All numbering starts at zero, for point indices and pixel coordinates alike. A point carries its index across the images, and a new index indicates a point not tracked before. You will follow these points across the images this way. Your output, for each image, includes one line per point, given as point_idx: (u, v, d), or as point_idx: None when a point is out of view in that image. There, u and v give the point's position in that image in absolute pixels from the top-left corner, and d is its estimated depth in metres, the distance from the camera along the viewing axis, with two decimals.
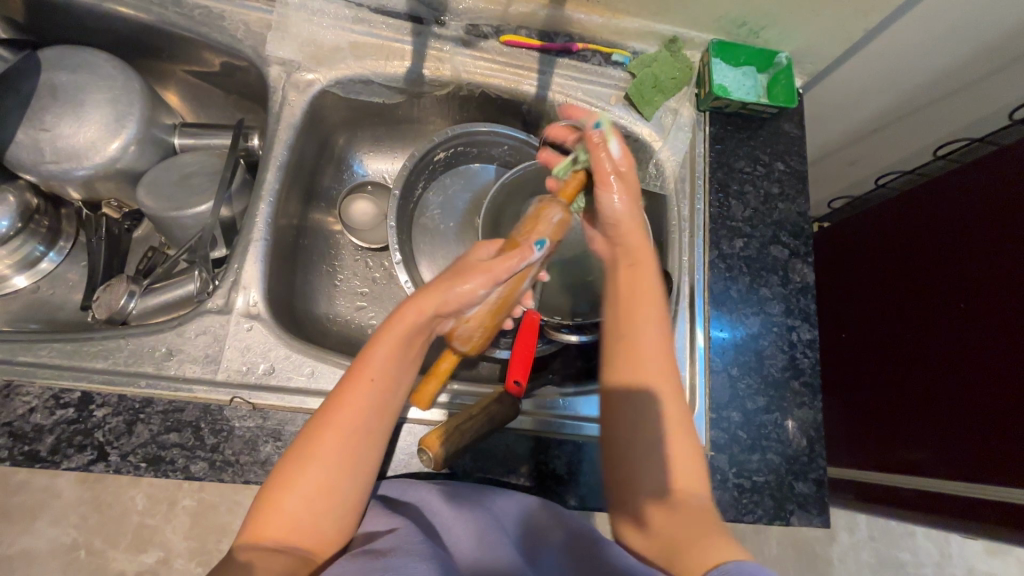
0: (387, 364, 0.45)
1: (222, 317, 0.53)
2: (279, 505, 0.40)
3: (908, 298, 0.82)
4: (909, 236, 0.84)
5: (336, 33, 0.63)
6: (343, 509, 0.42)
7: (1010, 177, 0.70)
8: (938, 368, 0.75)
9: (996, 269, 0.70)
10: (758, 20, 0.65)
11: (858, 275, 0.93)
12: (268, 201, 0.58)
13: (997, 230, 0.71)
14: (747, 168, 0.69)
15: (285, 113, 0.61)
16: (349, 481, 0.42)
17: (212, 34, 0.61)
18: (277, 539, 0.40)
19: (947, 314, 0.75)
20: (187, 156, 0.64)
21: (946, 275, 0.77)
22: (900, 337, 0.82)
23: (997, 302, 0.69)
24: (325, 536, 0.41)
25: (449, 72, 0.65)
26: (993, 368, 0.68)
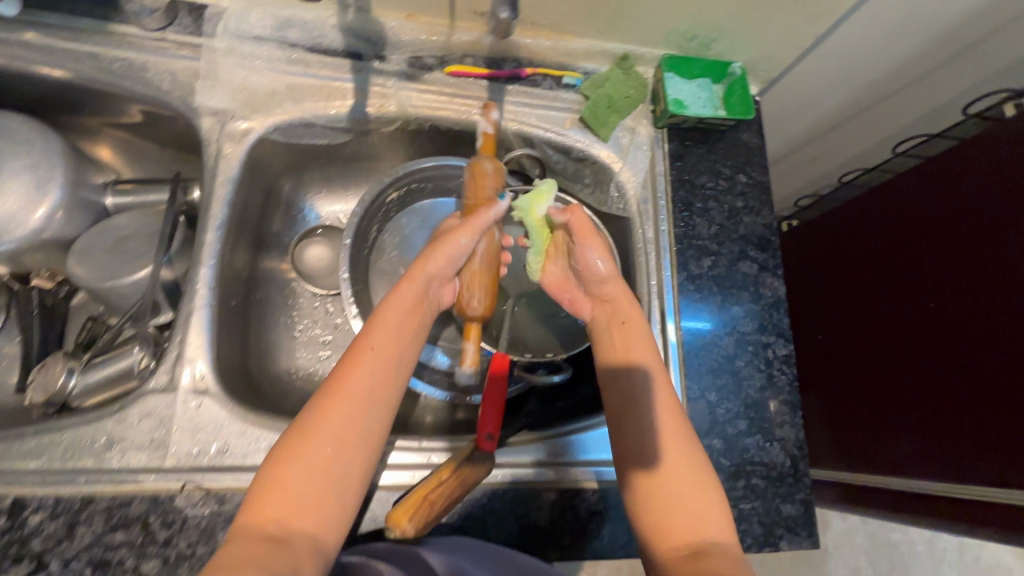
0: (388, 329, 0.46)
1: (166, 396, 0.49)
2: (283, 481, 0.38)
3: (890, 293, 0.80)
4: (889, 230, 0.82)
5: (271, 76, 0.59)
6: (349, 490, 0.40)
7: (980, 171, 0.70)
8: (928, 365, 0.73)
9: (970, 264, 0.70)
10: (708, 33, 0.64)
11: (836, 271, 0.91)
12: (210, 263, 0.54)
13: (982, 225, 0.69)
14: (710, 182, 0.68)
15: (220, 167, 0.57)
16: (358, 458, 0.41)
17: (135, 87, 0.57)
18: (279, 522, 0.37)
19: (935, 311, 0.73)
20: (121, 218, 0.60)
21: (930, 270, 0.74)
22: (885, 333, 0.80)
23: (987, 300, 0.67)
24: (330, 513, 0.38)
25: (395, 107, 0.62)
26: (985, 366, 0.66)
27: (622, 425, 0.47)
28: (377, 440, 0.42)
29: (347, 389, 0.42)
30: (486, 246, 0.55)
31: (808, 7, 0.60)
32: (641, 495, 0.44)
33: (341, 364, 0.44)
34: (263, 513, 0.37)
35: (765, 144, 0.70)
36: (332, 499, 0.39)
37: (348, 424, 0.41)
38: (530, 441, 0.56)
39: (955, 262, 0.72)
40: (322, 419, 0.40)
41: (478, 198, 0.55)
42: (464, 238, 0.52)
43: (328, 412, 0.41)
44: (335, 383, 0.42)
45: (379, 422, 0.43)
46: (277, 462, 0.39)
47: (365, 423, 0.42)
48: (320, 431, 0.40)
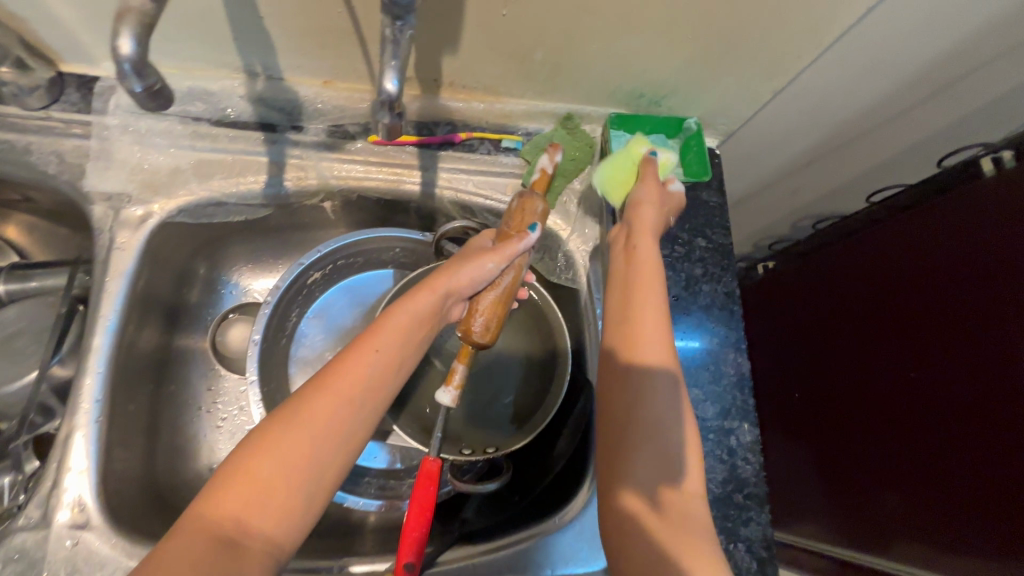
0: (393, 341, 0.44)
1: (38, 534, 0.43)
2: (253, 472, 0.36)
3: (875, 342, 0.75)
4: (870, 274, 0.77)
5: (174, 154, 0.54)
6: (318, 496, 0.38)
7: (962, 231, 0.65)
8: (919, 421, 0.68)
9: (953, 329, 0.65)
10: (656, 91, 0.59)
11: (818, 318, 0.86)
12: (98, 370, 0.48)
13: (965, 275, 0.64)
14: (664, 249, 0.62)
15: (114, 259, 0.51)
16: (333, 463, 0.39)
17: (18, 172, 0.51)
18: (236, 522, 0.35)
19: (922, 364, 0.68)
20: (12, 312, 0.55)
21: (915, 320, 0.69)
22: (871, 385, 0.75)
23: (976, 356, 0.62)
24: (287, 516, 0.36)
25: (315, 180, 0.57)
26: (979, 428, 0.61)
27: (644, 425, 0.43)
28: (358, 445, 0.40)
29: (340, 389, 0.40)
30: (514, 278, 0.50)
31: (759, 64, 0.55)
32: (666, 515, 0.40)
33: (342, 357, 0.42)
34: (220, 507, 0.35)
35: (727, 203, 0.64)
36: (298, 503, 0.37)
37: (332, 426, 0.39)
38: (462, 559, 0.49)
39: (937, 323, 0.67)
40: (307, 416, 0.38)
41: (513, 222, 0.50)
42: (491, 264, 0.49)
43: (314, 409, 0.39)
44: (331, 378, 0.40)
45: (366, 429, 0.41)
46: (250, 449, 0.37)
47: (351, 430, 0.40)
48: (303, 426, 0.38)
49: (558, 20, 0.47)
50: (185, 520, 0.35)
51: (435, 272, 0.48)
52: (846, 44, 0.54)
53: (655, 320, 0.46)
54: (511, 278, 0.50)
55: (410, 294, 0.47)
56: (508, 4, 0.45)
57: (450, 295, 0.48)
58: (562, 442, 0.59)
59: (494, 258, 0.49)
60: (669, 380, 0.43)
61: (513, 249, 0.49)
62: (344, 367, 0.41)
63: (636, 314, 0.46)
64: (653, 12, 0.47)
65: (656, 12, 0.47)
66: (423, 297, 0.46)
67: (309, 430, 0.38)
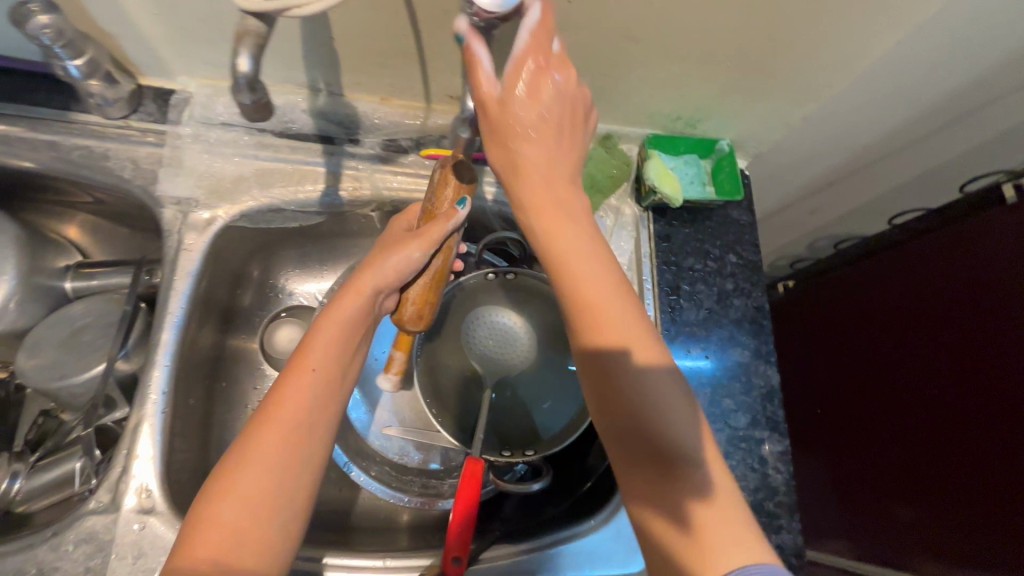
0: (330, 352, 0.45)
1: (107, 518, 0.45)
2: (214, 515, 0.37)
3: (893, 370, 0.78)
4: (885, 302, 0.80)
5: (239, 162, 0.57)
6: (290, 518, 0.39)
7: (983, 251, 0.67)
8: (934, 448, 0.70)
9: (976, 345, 0.66)
10: (692, 114, 0.62)
11: (838, 340, 0.89)
12: (164, 364, 0.51)
13: (975, 310, 0.67)
14: (697, 264, 0.65)
15: (181, 259, 0.54)
16: (296, 483, 0.40)
17: (95, 176, 0.55)
18: (215, 559, 0.36)
19: (936, 394, 0.71)
20: (78, 307, 0.58)
21: (929, 351, 0.72)
22: (892, 410, 0.77)
23: (989, 389, 0.64)
24: (265, 541, 0.38)
25: (369, 190, 0.60)
26: (991, 459, 0.64)
27: (626, 408, 0.39)
28: (315, 460, 0.42)
29: (285, 417, 0.41)
30: (442, 262, 0.50)
31: (792, 91, 0.58)
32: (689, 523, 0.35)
33: (281, 384, 0.43)
34: (197, 554, 0.36)
35: (755, 221, 0.68)
36: (271, 529, 0.38)
37: (286, 452, 0.40)
38: (505, 558, 0.53)
39: (962, 340, 0.68)
40: (261, 450, 0.39)
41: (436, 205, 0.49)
42: (418, 252, 0.48)
43: (266, 442, 0.40)
44: (276, 407, 0.41)
45: (319, 444, 0.42)
46: (212, 493, 0.38)
47: (304, 449, 0.41)
48: (258, 459, 0.39)
49: (607, 46, 0.51)
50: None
51: (359, 269, 0.49)
52: (876, 75, 0.57)
53: (597, 280, 0.40)
54: (439, 260, 0.50)
55: (335, 306, 0.48)
56: (562, 32, 0.49)
57: (379, 302, 0.49)
58: (591, 457, 0.61)
59: (420, 244, 0.48)
60: (646, 350, 0.39)
61: (441, 230, 0.48)
62: (284, 392, 0.42)
63: (588, 299, 0.39)
64: (697, 42, 0.50)
65: (699, 41, 0.50)
66: (352, 307, 0.47)
67: (266, 460, 0.39)
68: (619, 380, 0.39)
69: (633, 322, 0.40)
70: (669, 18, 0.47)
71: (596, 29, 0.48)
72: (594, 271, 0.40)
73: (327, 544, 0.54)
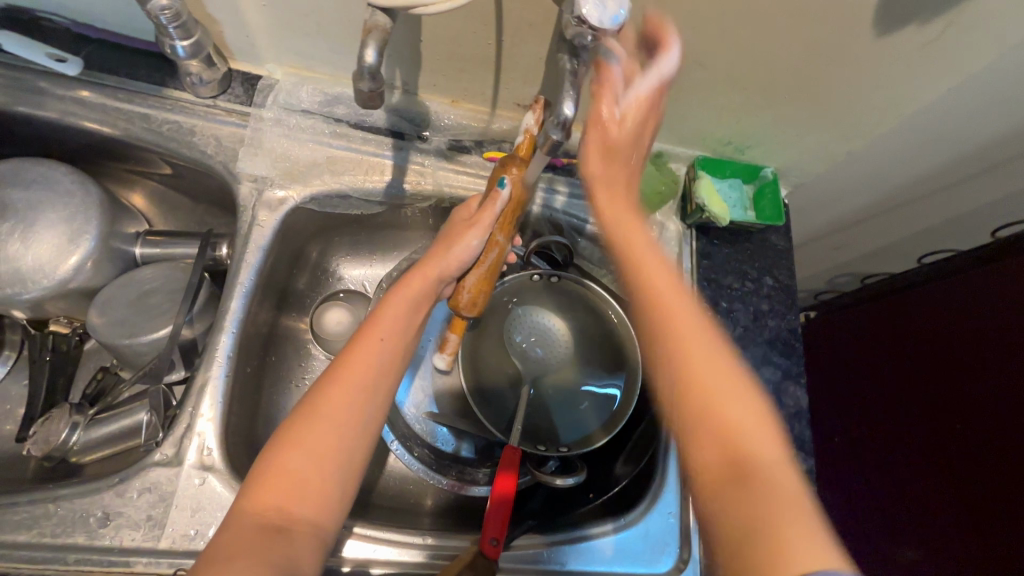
0: (395, 324, 0.48)
1: (170, 470, 0.48)
2: (282, 466, 0.40)
3: (894, 410, 0.78)
4: (886, 338, 0.82)
5: (314, 148, 0.61)
6: (346, 476, 0.42)
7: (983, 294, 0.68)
8: (930, 489, 0.72)
9: (980, 387, 0.67)
10: (743, 140, 0.65)
11: (841, 374, 0.89)
12: (230, 331, 0.54)
13: (979, 359, 0.68)
14: (735, 283, 0.67)
15: (254, 234, 0.57)
16: (354, 444, 0.42)
17: (181, 149, 0.58)
18: (278, 509, 0.39)
19: (935, 436, 0.72)
20: (147, 271, 0.60)
21: (932, 394, 0.73)
22: (890, 448, 0.78)
23: (987, 437, 0.65)
24: (326, 499, 0.40)
25: (431, 185, 0.63)
26: (982, 504, 0.65)
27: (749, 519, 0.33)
28: (373, 425, 0.44)
29: (349, 382, 0.44)
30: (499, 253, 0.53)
31: (840, 127, 0.61)
32: None
33: (350, 349, 0.46)
34: (263, 499, 0.39)
35: (792, 248, 0.69)
36: (329, 484, 0.40)
37: (348, 414, 0.43)
38: (539, 546, 0.55)
39: (964, 380, 0.69)
40: (326, 409, 0.42)
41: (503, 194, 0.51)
42: (476, 240, 0.52)
43: (331, 403, 0.42)
44: (343, 370, 0.44)
45: (378, 410, 0.44)
46: (279, 446, 0.41)
47: (363, 413, 0.43)
48: (326, 420, 0.42)
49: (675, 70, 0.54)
50: (231, 517, 0.39)
51: (428, 253, 0.52)
52: (923, 121, 0.60)
53: (700, 349, 0.40)
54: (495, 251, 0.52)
55: (404, 286, 0.50)
56: None
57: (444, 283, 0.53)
58: (620, 463, 0.64)
59: (479, 231, 0.51)
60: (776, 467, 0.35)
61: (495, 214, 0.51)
62: (355, 356, 0.45)
63: (670, 349, 0.41)
64: (759, 73, 0.54)
65: (761, 72, 0.54)
66: (419, 287, 0.50)
67: (329, 420, 0.42)
68: (724, 448, 0.36)
69: (737, 395, 0.38)
70: (738, 49, 0.51)
71: None
72: (688, 335, 0.41)
73: (366, 518, 0.56)
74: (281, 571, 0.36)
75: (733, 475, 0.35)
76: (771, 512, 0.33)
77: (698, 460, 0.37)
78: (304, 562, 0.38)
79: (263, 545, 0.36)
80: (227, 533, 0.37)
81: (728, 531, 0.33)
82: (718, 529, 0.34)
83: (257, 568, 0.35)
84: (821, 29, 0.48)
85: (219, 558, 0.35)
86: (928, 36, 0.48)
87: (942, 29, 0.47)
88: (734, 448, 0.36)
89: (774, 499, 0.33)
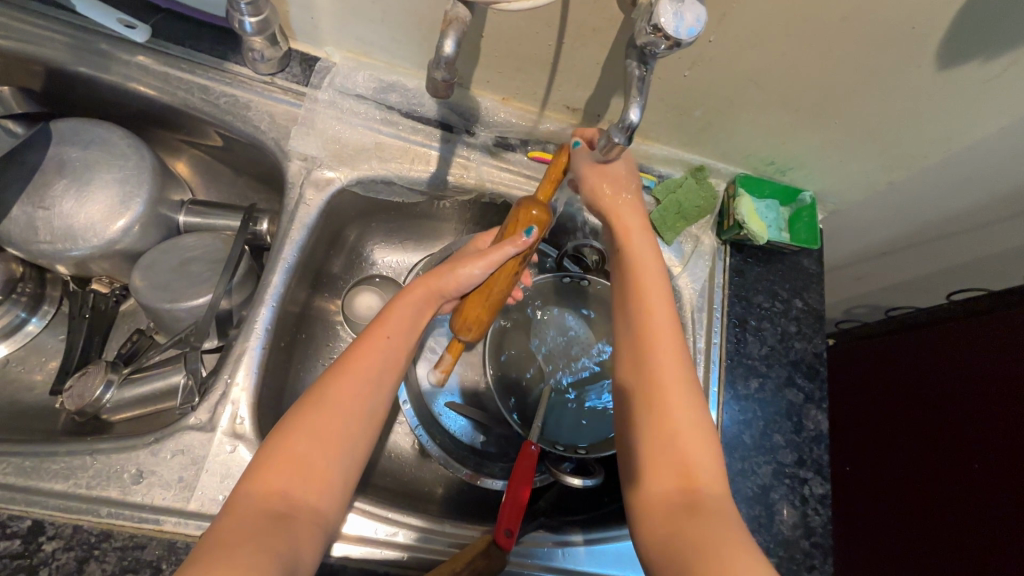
0: (400, 323, 0.49)
1: (203, 435, 0.49)
2: (289, 450, 0.41)
3: (908, 444, 0.78)
4: (903, 371, 0.82)
5: (364, 133, 0.62)
6: (349, 465, 0.43)
7: (1005, 333, 0.69)
8: (935, 528, 0.71)
9: (990, 424, 0.68)
10: (786, 162, 0.66)
11: (859, 402, 0.88)
12: (270, 305, 0.55)
13: (1002, 406, 0.67)
14: (765, 303, 0.67)
15: (300, 212, 0.59)
16: (357, 433, 0.43)
17: (236, 123, 0.59)
18: (281, 495, 0.39)
19: (948, 476, 0.71)
20: (190, 239, 0.61)
21: (950, 435, 0.72)
22: (898, 482, 0.78)
23: (1003, 487, 0.65)
24: (328, 487, 0.41)
25: (474, 180, 0.64)
26: (986, 551, 0.65)
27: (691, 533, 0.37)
28: (376, 417, 0.45)
29: (355, 372, 0.45)
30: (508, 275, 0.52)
31: (886, 156, 0.62)
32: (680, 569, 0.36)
33: (356, 345, 0.47)
34: (265, 485, 0.39)
35: (823, 273, 0.69)
36: (332, 474, 0.41)
37: (353, 403, 0.44)
38: (551, 544, 0.55)
39: (975, 417, 0.70)
40: (332, 399, 0.43)
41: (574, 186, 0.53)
42: (477, 270, 0.51)
43: (333, 393, 0.44)
44: (346, 362, 0.46)
45: (380, 402, 0.46)
46: (282, 433, 0.41)
47: (367, 403, 0.45)
48: (333, 409, 0.43)
49: (728, 88, 0.55)
50: (232, 498, 0.39)
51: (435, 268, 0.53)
52: (969, 159, 0.61)
53: (676, 385, 0.45)
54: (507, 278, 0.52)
55: (408, 291, 0.51)
56: (692, 67, 0.53)
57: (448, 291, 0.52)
58: None
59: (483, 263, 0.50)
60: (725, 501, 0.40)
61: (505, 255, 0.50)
62: (360, 350, 0.46)
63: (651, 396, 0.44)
64: (814, 96, 0.54)
65: (814, 96, 0.54)
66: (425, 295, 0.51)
67: (331, 408, 0.43)
68: (680, 480, 0.41)
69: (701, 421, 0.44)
70: (797, 71, 0.51)
71: (725, 72, 0.53)
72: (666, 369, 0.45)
73: (375, 498, 0.56)
74: (284, 557, 0.36)
75: (688, 503, 0.40)
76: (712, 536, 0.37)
77: (652, 491, 0.41)
78: (305, 549, 0.38)
79: (268, 529, 0.37)
80: (230, 515, 0.37)
81: (670, 539, 0.38)
82: (657, 545, 0.39)
83: (262, 551, 0.35)
84: (883, 58, 0.49)
85: (223, 541, 0.35)
86: (989, 73, 0.49)
87: (1006, 66, 0.48)
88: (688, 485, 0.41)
89: (720, 525, 0.38)
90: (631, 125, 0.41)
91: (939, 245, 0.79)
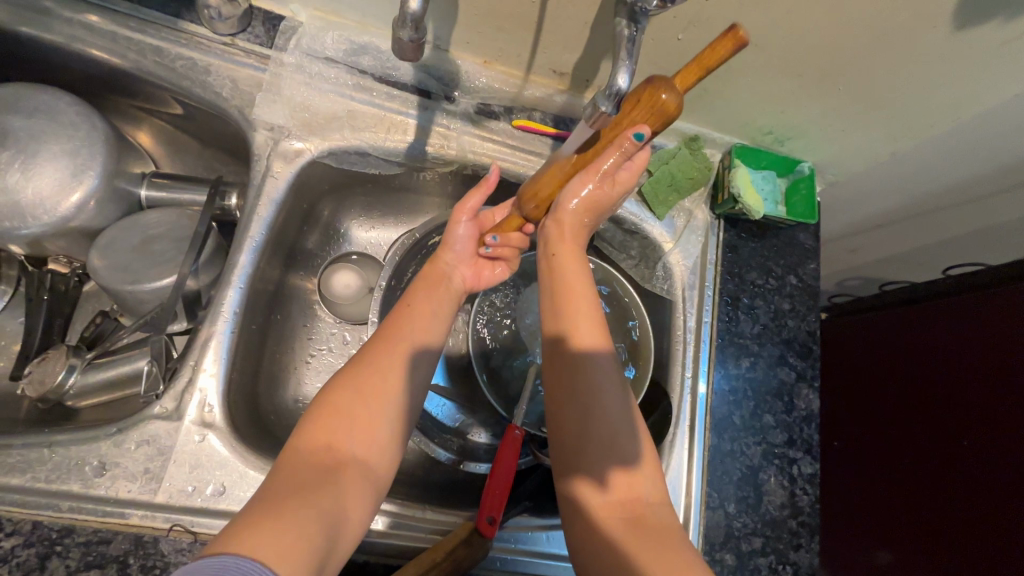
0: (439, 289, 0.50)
1: (169, 425, 0.46)
2: (337, 408, 0.40)
3: (898, 420, 0.77)
4: (896, 347, 0.80)
5: (335, 100, 0.57)
6: (394, 422, 0.42)
7: (1002, 312, 0.67)
8: (928, 505, 0.71)
9: (982, 400, 0.67)
10: (785, 131, 0.62)
11: (852, 378, 0.87)
12: (237, 287, 0.52)
13: (994, 384, 0.66)
14: (759, 279, 0.65)
15: (267, 186, 0.55)
16: (402, 393, 0.43)
17: (194, 89, 0.55)
18: (330, 452, 0.38)
19: (938, 454, 0.71)
20: (152, 215, 0.57)
21: (942, 412, 0.71)
22: (886, 457, 0.78)
23: (994, 466, 0.64)
24: (374, 446, 0.40)
25: (455, 151, 0.60)
26: (974, 528, 0.65)
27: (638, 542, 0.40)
28: (417, 382, 0.45)
29: (398, 337, 0.45)
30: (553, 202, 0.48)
31: (891, 126, 0.59)
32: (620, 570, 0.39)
33: (401, 310, 0.48)
34: (313, 440, 0.39)
35: (819, 248, 0.67)
36: (381, 434, 0.41)
37: (399, 363, 0.44)
38: (535, 529, 0.54)
39: (966, 394, 0.69)
40: (379, 358, 0.44)
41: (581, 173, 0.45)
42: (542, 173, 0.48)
43: (378, 354, 0.44)
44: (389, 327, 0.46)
45: (422, 367, 0.46)
46: (331, 390, 0.42)
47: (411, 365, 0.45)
48: (381, 366, 0.43)
49: None
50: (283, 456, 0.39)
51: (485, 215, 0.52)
52: (978, 130, 0.58)
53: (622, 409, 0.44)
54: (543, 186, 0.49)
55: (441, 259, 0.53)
56: (687, 29, 0.49)
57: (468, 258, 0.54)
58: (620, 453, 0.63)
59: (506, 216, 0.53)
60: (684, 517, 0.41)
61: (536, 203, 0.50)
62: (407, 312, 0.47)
63: (583, 400, 0.44)
64: (817, 62, 0.51)
65: (818, 59, 0.50)
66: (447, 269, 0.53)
67: (372, 371, 0.43)
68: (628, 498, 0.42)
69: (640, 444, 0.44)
70: (803, 32, 0.47)
71: (723, 33, 0.49)
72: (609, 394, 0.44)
73: None
74: (329, 517, 0.34)
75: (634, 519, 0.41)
76: (659, 546, 0.39)
77: (600, 505, 0.42)
78: (351, 509, 0.37)
79: (317, 484, 0.36)
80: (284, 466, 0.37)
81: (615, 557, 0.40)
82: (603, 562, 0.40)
83: (308, 507, 0.34)
84: (895, 17, 0.45)
85: (272, 493, 0.35)
86: (1006, 36, 0.45)
87: None
88: (636, 497, 0.42)
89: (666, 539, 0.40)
90: (747, 42, 0.38)
91: (939, 218, 0.76)
